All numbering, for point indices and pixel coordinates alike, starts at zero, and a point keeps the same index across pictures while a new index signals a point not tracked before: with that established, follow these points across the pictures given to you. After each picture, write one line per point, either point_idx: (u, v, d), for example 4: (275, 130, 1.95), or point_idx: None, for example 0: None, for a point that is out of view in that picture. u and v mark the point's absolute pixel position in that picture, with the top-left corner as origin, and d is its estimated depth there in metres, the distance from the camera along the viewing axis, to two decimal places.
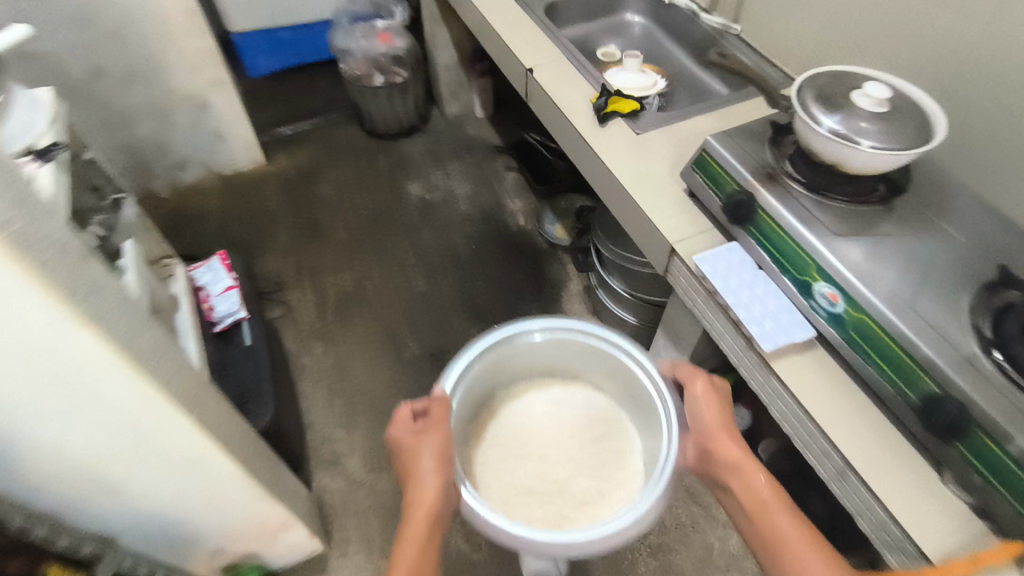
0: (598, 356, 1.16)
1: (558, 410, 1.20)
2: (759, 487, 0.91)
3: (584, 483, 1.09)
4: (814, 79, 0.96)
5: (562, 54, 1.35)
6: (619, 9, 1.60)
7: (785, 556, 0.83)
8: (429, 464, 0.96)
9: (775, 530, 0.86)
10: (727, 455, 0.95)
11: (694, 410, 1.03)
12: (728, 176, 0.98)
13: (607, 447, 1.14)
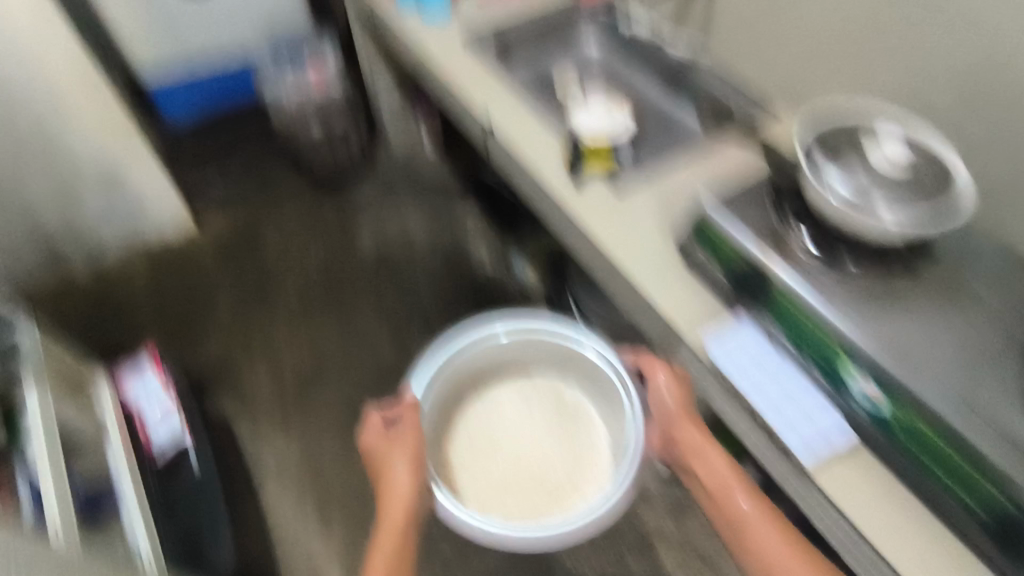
0: (565, 360, 1.27)
1: (528, 405, 1.28)
2: (719, 470, 0.96)
3: (551, 476, 1.19)
4: (820, 135, 0.85)
5: (522, 104, 1.22)
6: (574, 41, 1.48)
7: (737, 523, 0.92)
8: (401, 467, 1.04)
9: (727, 500, 0.94)
10: (692, 441, 0.98)
11: (665, 397, 1.00)
12: (734, 252, 0.87)
13: (570, 433, 1.25)
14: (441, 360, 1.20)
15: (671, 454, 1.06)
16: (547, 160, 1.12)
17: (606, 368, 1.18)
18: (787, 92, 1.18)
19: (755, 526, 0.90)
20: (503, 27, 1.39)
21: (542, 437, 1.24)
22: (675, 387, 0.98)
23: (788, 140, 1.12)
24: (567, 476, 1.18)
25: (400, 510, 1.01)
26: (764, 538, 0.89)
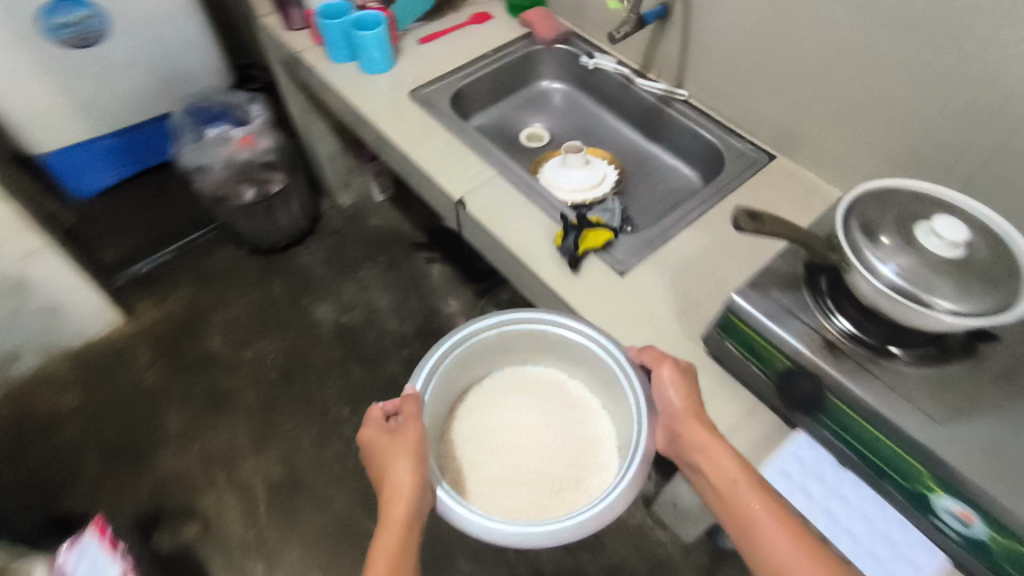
0: (565, 348, 0.94)
1: (527, 396, 0.99)
2: (730, 468, 0.72)
3: (550, 472, 0.91)
4: (859, 206, 0.75)
5: (493, 170, 1.07)
6: (533, 78, 1.33)
7: (745, 526, 0.69)
8: (403, 465, 0.77)
9: (741, 502, 0.70)
10: (694, 439, 0.74)
11: (661, 391, 0.79)
12: (775, 350, 0.75)
13: (578, 434, 0.95)
14: (430, 365, 0.87)
15: (681, 453, 0.78)
16: (532, 238, 0.98)
17: (613, 360, 0.86)
18: (780, 129, 1.07)
19: (756, 517, 0.69)
20: (456, 74, 1.23)
21: (539, 434, 0.95)
22: (665, 377, 0.78)
23: (791, 191, 1.03)
24: (562, 475, 0.91)
25: (401, 499, 0.75)
26: (773, 542, 0.67)
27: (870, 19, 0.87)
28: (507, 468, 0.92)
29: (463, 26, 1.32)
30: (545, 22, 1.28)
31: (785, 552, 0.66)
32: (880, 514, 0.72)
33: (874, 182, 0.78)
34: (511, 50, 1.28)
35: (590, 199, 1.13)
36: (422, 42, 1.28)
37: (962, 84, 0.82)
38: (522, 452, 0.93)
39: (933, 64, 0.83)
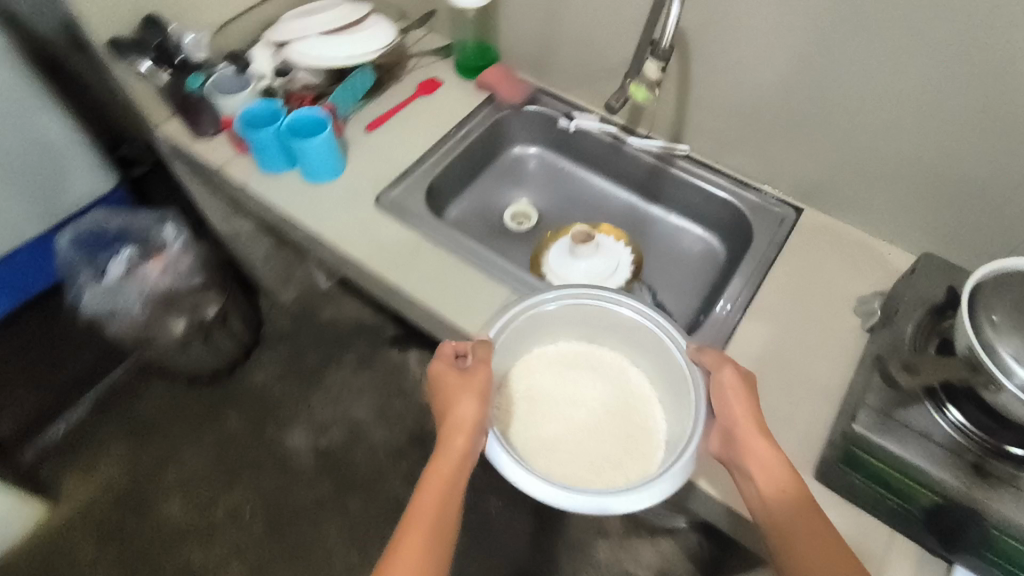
0: (621, 328, 0.84)
1: (574, 376, 0.86)
2: (781, 477, 0.68)
3: (588, 455, 0.78)
4: (984, 290, 0.66)
5: (506, 285, 0.90)
6: (504, 146, 1.16)
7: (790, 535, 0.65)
8: (471, 406, 0.71)
9: (800, 513, 0.65)
10: (750, 446, 0.69)
11: (717, 399, 0.73)
12: (917, 483, 0.65)
13: (625, 423, 0.81)
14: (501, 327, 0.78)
15: (733, 459, 0.71)
16: None
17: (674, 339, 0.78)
18: (805, 178, 0.97)
19: (811, 529, 0.64)
20: (424, 164, 1.03)
21: (582, 415, 0.82)
22: (728, 382, 0.72)
23: (835, 252, 0.93)
24: (602, 460, 0.78)
25: (460, 437, 0.70)
26: (823, 555, 0.62)
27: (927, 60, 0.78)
28: (542, 441, 0.79)
29: (413, 99, 1.11)
30: (511, 84, 1.11)
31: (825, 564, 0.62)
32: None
33: (998, 262, 0.68)
34: (478, 121, 1.10)
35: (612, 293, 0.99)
36: (371, 128, 1.06)
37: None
38: (559, 430, 0.80)
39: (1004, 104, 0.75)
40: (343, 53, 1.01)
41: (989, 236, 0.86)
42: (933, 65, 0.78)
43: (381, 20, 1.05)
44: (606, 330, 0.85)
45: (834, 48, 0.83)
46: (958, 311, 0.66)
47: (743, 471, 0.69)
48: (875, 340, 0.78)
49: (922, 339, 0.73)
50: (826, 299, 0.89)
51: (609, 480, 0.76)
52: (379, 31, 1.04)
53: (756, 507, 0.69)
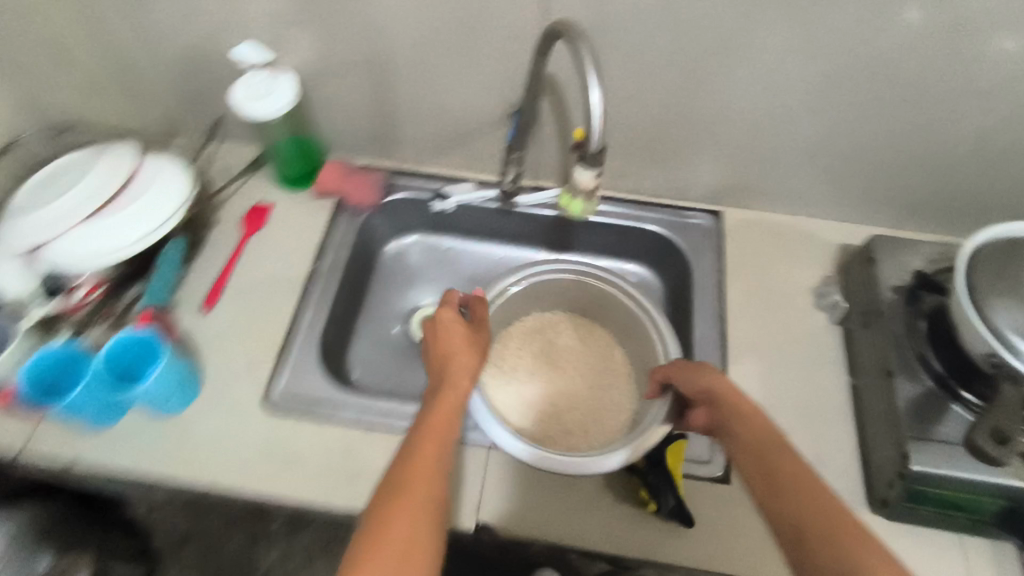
0: (605, 303, 0.86)
1: (563, 348, 0.87)
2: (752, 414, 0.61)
3: (556, 420, 0.80)
4: (976, 267, 0.65)
5: (476, 442, 0.74)
6: (377, 250, 0.95)
7: (773, 479, 0.55)
8: (473, 358, 0.69)
9: (766, 446, 0.58)
10: (735, 402, 0.63)
11: (688, 378, 0.69)
12: (985, 494, 0.63)
13: (599, 393, 0.83)
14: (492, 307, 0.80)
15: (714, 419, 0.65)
16: (607, 516, 0.70)
17: (650, 315, 0.80)
18: (713, 181, 0.90)
19: (776, 452, 0.57)
20: (303, 324, 0.80)
21: (565, 382, 0.84)
22: (690, 368, 0.69)
23: (772, 250, 0.89)
24: (569, 426, 0.80)
25: (459, 378, 0.66)
26: (810, 500, 0.51)
27: (823, 43, 0.72)
28: (513, 403, 0.81)
29: (246, 243, 0.86)
30: (356, 183, 0.90)
31: (811, 512, 0.51)
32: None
33: (980, 231, 0.68)
34: (341, 240, 0.88)
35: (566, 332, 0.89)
36: (208, 306, 0.80)
37: (937, 77, 0.73)
38: (530, 393, 0.82)
39: (901, 66, 0.73)
40: (140, 226, 0.74)
41: (903, 185, 0.85)
42: (829, 47, 0.72)
43: (160, 155, 0.79)
44: (594, 301, 0.87)
45: (726, 52, 0.74)
46: (956, 286, 0.65)
47: (726, 427, 0.63)
48: (866, 344, 0.75)
49: (910, 327, 0.71)
50: (791, 305, 0.84)
51: (569, 445, 0.78)
52: (167, 173, 0.78)
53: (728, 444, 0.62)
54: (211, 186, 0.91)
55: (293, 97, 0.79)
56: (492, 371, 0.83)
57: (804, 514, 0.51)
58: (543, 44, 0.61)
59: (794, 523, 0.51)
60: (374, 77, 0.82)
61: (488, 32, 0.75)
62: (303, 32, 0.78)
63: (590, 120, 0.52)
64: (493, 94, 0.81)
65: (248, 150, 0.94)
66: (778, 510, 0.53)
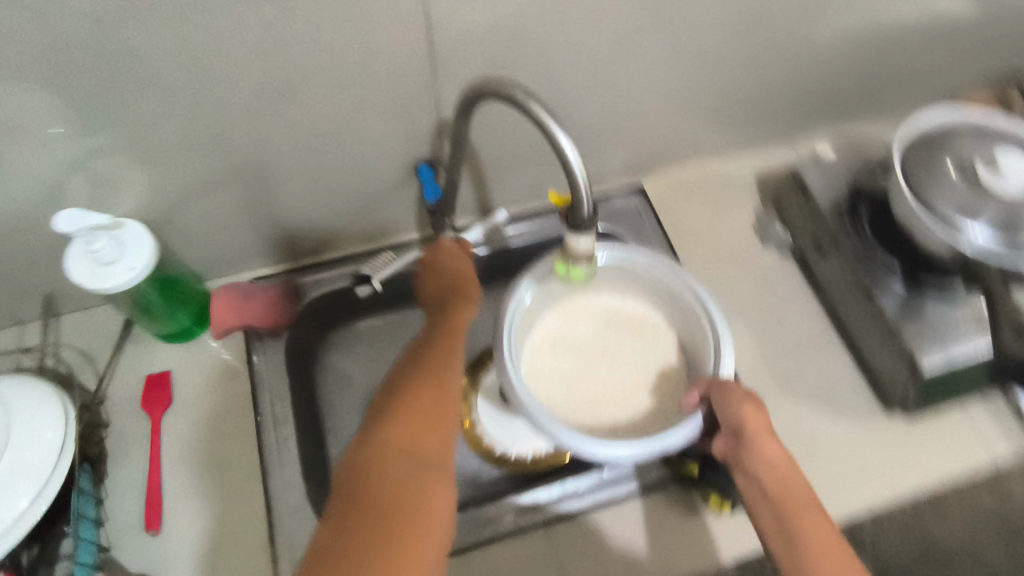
0: (658, 291, 0.73)
1: (619, 335, 0.75)
2: (794, 476, 0.57)
3: (592, 398, 0.70)
4: (909, 162, 0.69)
5: (527, 530, 0.68)
6: (317, 359, 0.82)
7: (797, 545, 0.53)
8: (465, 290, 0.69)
9: (806, 517, 0.54)
10: (767, 453, 0.58)
11: (719, 402, 0.60)
12: (974, 368, 0.69)
13: (646, 381, 0.72)
14: (515, 305, 0.66)
15: (737, 460, 0.59)
16: (683, 538, 0.68)
17: (707, 312, 0.67)
18: (630, 160, 0.87)
19: (815, 529, 0.54)
20: (278, 493, 0.67)
21: (613, 372, 0.72)
22: (731, 391, 0.60)
23: (705, 205, 0.89)
24: (609, 412, 0.69)
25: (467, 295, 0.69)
26: None
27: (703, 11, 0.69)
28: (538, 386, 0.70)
29: (161, 429, 0.70)
30: (260, 307, 0.75)
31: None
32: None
33: (900, 128, 0.71)
34: (272, 374, 0.73)
35: (601, 333, 0.75)
36: (154, 526, 0.65)
37: (806, 13, 0.74)
38: (567, 369, 0.71)
39: (776, 11, 0.72)
40: (16, 494, 0.55)
41: (798, 104, 0.87)
42: (711, 9, 0.69)
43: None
44: (646, 284, 0.73)
45: (615, 45, 0.69)
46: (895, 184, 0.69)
47: (747, 468, 0.58)
48: (829, 269, 0.78)
49: (863, 239, 0.75)
50: (744, 252, 0.85)
51: (592, 427, 0.68)
52: (21, 413, 0.58)
53: (755, 501, 0.58)
54: (81, 377, 0.72)
55: (140, 263, 0.62)
56: (524, 349, 0.72)
57: None
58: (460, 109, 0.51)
59: None
60: (240, 182, 0.68)
61: (363, 95, 0.64)
62: (135, 163, 0.62)
63: (572, 180, 0.44)
64: (386, 154, 0.71)
65: (107, 316, 0.76)
66: None
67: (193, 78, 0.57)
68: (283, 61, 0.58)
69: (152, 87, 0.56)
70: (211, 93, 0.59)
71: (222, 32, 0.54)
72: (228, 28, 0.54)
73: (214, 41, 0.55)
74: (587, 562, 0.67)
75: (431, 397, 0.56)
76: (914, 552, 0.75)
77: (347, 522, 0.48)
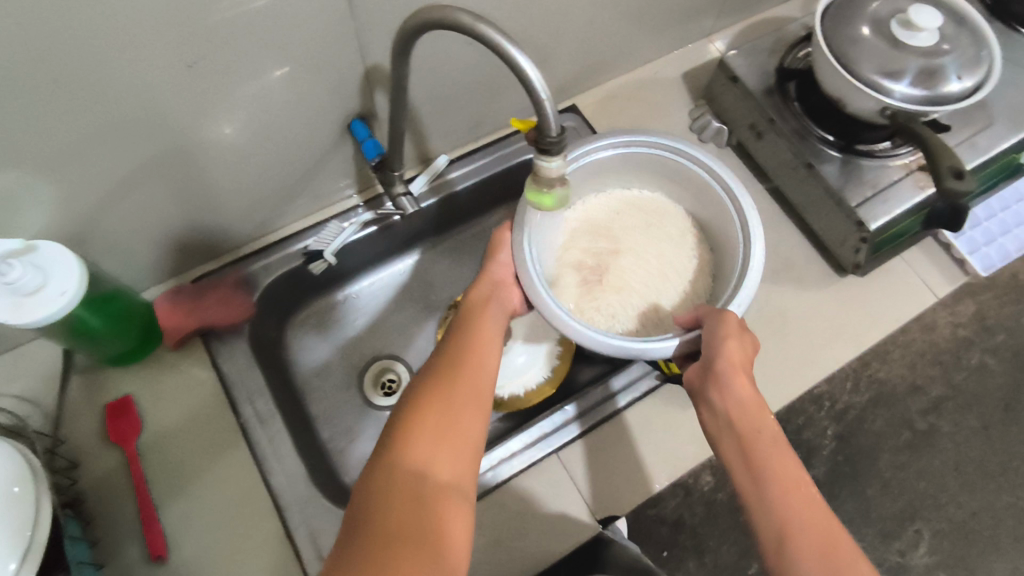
0: (701, 197, 0.72)
1: (651, 237, 0.75)
2: (766, 416, 0.55)
3: (611, 285, 0.73)
4: (832, 30, 0.70)
5: (545, 456, 0.72)
6: (299, 332, 0.82)
7: (764, 481, 0.51)
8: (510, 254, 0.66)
9: (782, 459, 0.52)
10: (739, 390, 0.55)
11: (710, 329, 0.59)
12: (909, 220, 0.75)
13: (672, 283, 0.73)
14: None
15: (706, 394, 0.58)
16: (683, 427, 0.74)
17: (743, 225, 0.66)
18: (558, 84, 0.85)
19: (785, 469, 0.51)
20: (283, 486, 0.65)
21: (632, 272, 0.74)
22: (726, 322, 0.59)
23: (639, 115, 0.90)
24: (621, 299, 0.72)
25: (495, 320, 0.60)
26: (819, 539, 0.48)
27: None
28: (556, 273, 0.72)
29: (137, 455, 0.65)
30: (212, 303, 0.71)
31: (803, 519, 0.49)
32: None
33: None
34: (245, 373, 0.70)
35: (633, 240, 0.75)
36: (158, 551, 0.61)
37: None
38: (597, 255, 0.74)
39: None
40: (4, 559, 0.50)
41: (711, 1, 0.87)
42: None
43: None
44: (686, 185, 0.73)
45: None
46: (820, 57, 0.71)
47: (715, 404, 0.57)
48: (768, 151, 0.82)
49: (794, 114, 0.78)
50: None
51: (588, 314, 0.71)
52: None
53: (721, 439, 0.56)
54: (32, 422, 0.66)
55: (75, 291, 0.56)
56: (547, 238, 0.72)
57: (795, 538, 0.48)
58: (401, 39, 0.51)
59: (781, 541, 0.48)
60: (165, 173, 0.62)
61: (282, 59, 0.58)
62: (39, 176, 0.55)
63: (537, 101, 0.44)
64: (317, 114, 0.67)
65: (45, 350, 0.69)
66: (771, 541, 0.49)
67: (90, 68, 0.49)
68: (190, 33, 0.51)
69: (41, 90, 0.49)
70: (113, 83, 0.51)
71: (115, 13, 0.47)
72: (119, 7, 0.47)
73: (107, 25, 0.47)
74: (599, 477, 0.71)
75: (448, 428, 0.49)
76: (868, 400, 0.79)
77: (354, 555, 0.40)
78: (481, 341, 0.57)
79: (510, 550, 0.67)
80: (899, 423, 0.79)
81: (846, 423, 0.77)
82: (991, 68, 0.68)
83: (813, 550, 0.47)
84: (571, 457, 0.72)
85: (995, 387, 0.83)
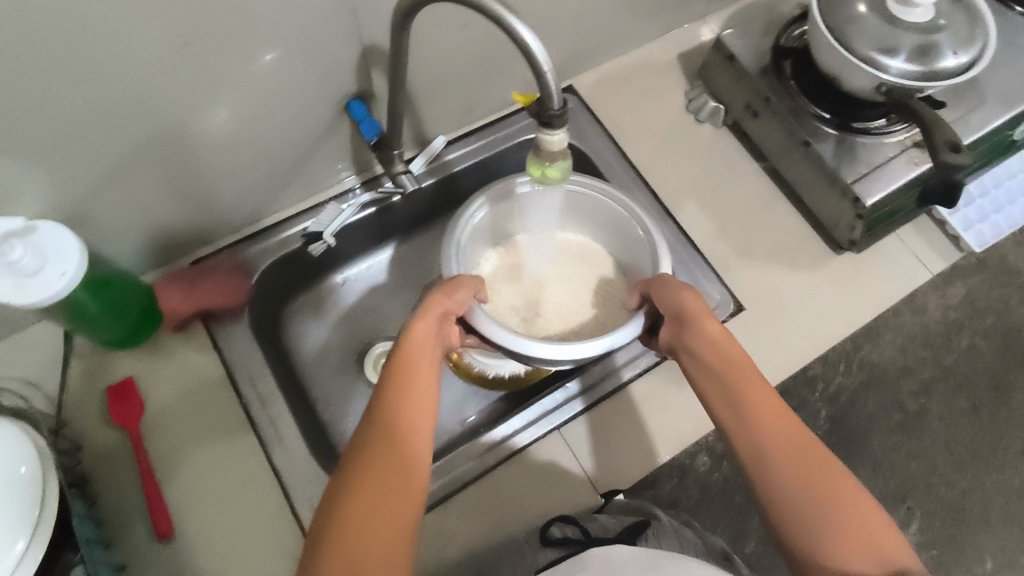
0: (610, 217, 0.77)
1: (570, 267, 0.81)
2: (733, 348, 0.57)
3: (548, 313, 0.78)
4: (828, 9, 0.70)
5: (546, 434, 0.72)
6: (293, 332, 0.81)
7: (738, 407, 0.53)
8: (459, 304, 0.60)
9: (756, 386, 0.54)
10: (704, 327, 0.59)
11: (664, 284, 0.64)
12: (903, 197, 0.76)
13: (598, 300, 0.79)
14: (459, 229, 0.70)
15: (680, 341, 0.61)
16: (680, 405, 0.75)
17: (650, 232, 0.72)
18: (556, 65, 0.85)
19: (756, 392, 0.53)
20: (286, 468, 0.65)
21: (563, 298, 0.79)
22: (678, 278, 0.64)
23: (637, 96, 0.90)
24: (555, 323, 0.77)
25: (431, 353, 0.55)
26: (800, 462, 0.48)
27: None
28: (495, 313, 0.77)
29: (142, 437, 0.66)
30: (212, 286, 0.72)
31: (776, 441, 0.50)
32: (1017, 182, 0.89)
33: None
34: (246, 356, 0.70)
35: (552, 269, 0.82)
36: (165, 531, 0.62)
37: None
38: (526, 292, 0.80)
39: None
40: (14, 537, 0.50)
41: None
42: None
43: None
44: (591, 218, 0.79)
45: None
46: (816, 36, 0.71)
47: (687, 346, 0.60)
48: (763, 131, 0.83)
49: (790, 93, 0.78)
50: (681, 135, 0.88)
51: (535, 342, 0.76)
52: None
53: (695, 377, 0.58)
54: (34, 406, 0.66)
55: (79, 264, 0.56)
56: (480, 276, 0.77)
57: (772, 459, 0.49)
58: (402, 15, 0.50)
59: (762, 462, 0.49)
60: (158, 156, 0.62)
61: (279, 43, 0.58)
62: (39, 159, 0.55)
63: (540, 74, 0.44)
64: (313, 96, 0.66)
65: (46, 335, 0.69)
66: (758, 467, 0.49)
67: (88, 51, 0.49)
68: (186, 13, 0.51)
69: (40, 72, 0.49)
70: (112, 67, 0.51)
71: None
72: None
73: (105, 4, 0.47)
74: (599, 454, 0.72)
75: (392, 499, 0.44)
76: (860, 380, 0.79)
77: None
78: (411, 376, 0.51)
79: (511, 527, 0.68)
80: (891, 402, 0.80)
81: (838, 404, 0.78)
82: (985, 45, 0.69)
83: (792, 471, 0.48)
84: (572, 434, 0.73)
85: (983, 368, 0.84)
